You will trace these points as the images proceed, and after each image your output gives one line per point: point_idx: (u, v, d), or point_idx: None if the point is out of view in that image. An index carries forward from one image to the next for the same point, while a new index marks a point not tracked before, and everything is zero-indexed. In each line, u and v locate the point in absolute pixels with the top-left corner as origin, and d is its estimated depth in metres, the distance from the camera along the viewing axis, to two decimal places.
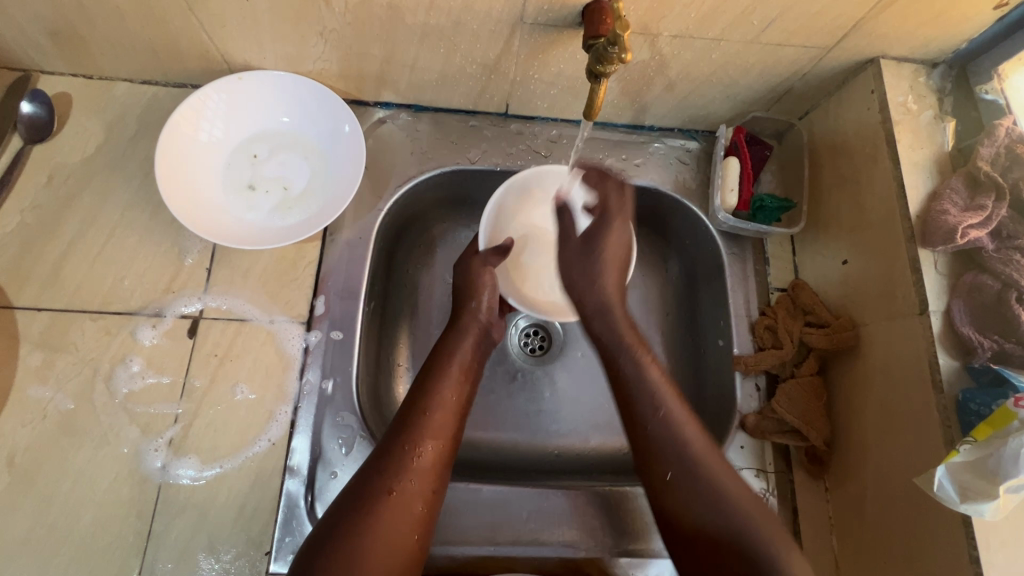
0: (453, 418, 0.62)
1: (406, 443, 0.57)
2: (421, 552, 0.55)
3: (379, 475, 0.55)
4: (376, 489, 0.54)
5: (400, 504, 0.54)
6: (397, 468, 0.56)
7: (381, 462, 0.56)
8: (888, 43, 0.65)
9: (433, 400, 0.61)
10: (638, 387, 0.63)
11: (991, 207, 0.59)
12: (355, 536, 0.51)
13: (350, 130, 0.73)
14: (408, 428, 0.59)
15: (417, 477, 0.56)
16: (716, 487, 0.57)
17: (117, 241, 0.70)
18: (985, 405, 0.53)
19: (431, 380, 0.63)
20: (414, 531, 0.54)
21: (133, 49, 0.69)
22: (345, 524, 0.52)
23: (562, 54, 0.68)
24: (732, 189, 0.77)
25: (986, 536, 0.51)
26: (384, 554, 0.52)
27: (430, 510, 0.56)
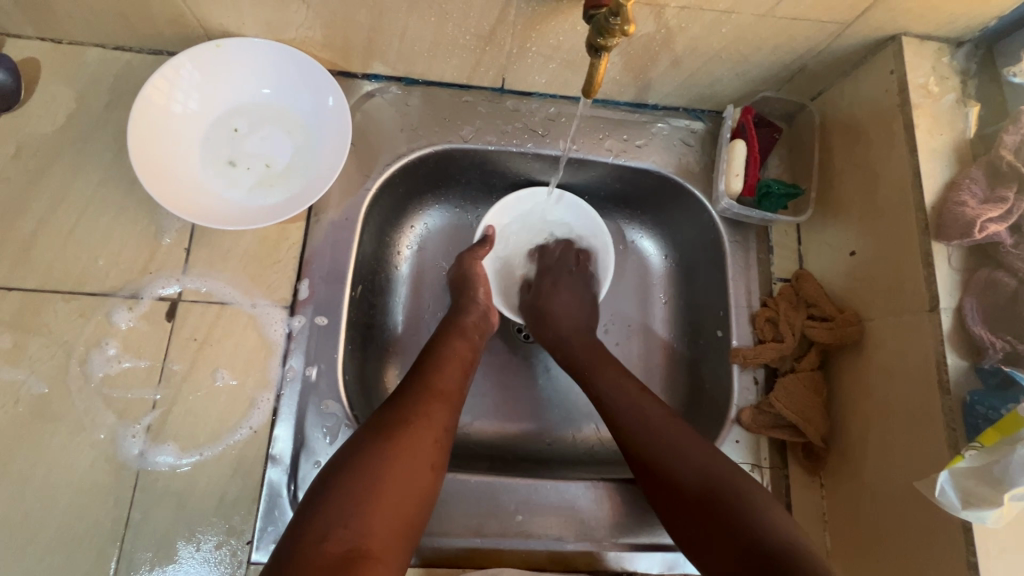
0: (461, 373, 0.66)
1: (422, 386, 0.61)
2: (433, 488, 0.55)
3: (398, 410, 0.58)
4: (395, 420, 0.57)
5: (417, 435, 0.56)
6: (415, 405, 0.58)
7: (400, 402, 0.59)
8: (912, 19, 0.61)
9: (445, 357, 0.66)
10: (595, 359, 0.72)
11: (1012, 200, 0.55)
12: (377, 458, 0.53)
13: (334, 104, 0.69)
14: (424, 376, 0.62)
15: (432, 415, 0.58)
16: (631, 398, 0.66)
17: (90, 218, 0.67)
18: (994, 408, 0.51)
19: (443, 340, 0.68)
20: (429, 463, 0.55)
21: (103, 12, 0.64)
22: (368, 449, 0.54)
23: (561, 25, 0.63)
24: (738, 173, 0.73)
25: (986, 543, 0.50)
26: (401, 478, 0.53)
27: (441, 445, 0.58)
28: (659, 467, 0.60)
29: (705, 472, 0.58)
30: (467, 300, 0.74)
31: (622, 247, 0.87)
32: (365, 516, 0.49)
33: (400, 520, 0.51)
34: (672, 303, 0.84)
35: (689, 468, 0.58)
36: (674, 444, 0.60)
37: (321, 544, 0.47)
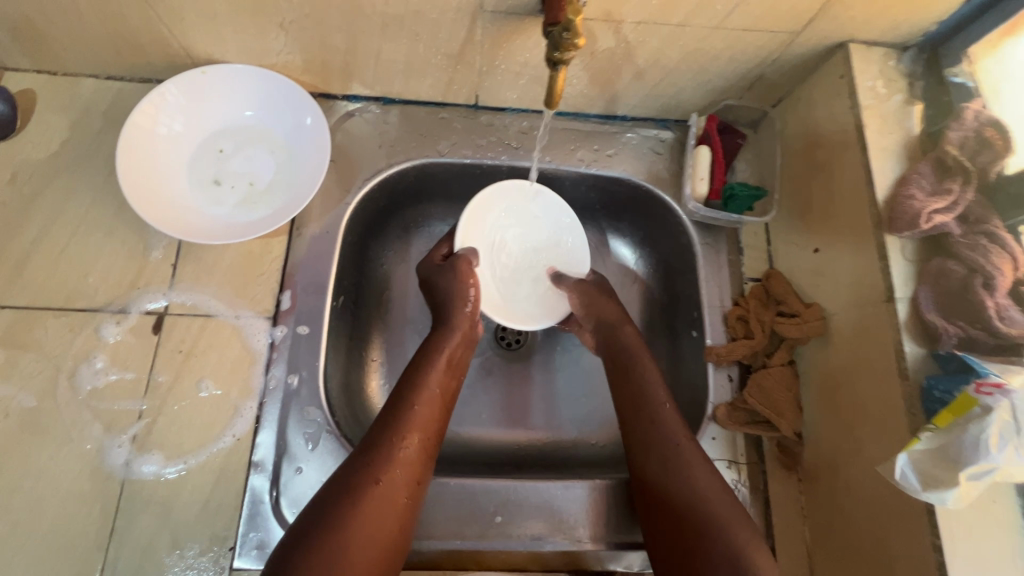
0: (436, 411, 0.64)
1: (395, 431, 0.59)
2: (402, 546, 0.55)
3: (366, 464, 0.56)
4: (360, 481, 0.55)
5: (386, 495, 0.55)
6: (384, 459, 0.57)
7: (370, 452, 0.57)
8: (857, 26, 0.64)
9: (419, 396, 0.63)
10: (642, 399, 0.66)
11: (957, 192, 0.58)
12: (341, 528, 0.51)
13: (313, 123, 0.73)
14: (394, 422, 0.60)
15: (401, 470, 0.57)
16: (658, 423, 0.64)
17: (81, 238, 0.70)
18: (949, 391, 0.52)
19: (416, 375, 0.65)
20: (397, 522, 0.55)
21: (95, 43, 0.68)
22: (332, 515, 0.52)
23: (525, 43, 0.67)
24: (702, 176, 0.77)
25: (949, 525, 0.51)
26: (366, 545, 0.52)
27: (415, 496, 0.57)
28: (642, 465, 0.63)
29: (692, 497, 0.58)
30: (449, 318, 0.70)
31: (600, 253, 0.89)
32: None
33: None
34: (649, 307, 0.86)
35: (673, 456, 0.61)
36: (683, 467, 0.60)
37: None
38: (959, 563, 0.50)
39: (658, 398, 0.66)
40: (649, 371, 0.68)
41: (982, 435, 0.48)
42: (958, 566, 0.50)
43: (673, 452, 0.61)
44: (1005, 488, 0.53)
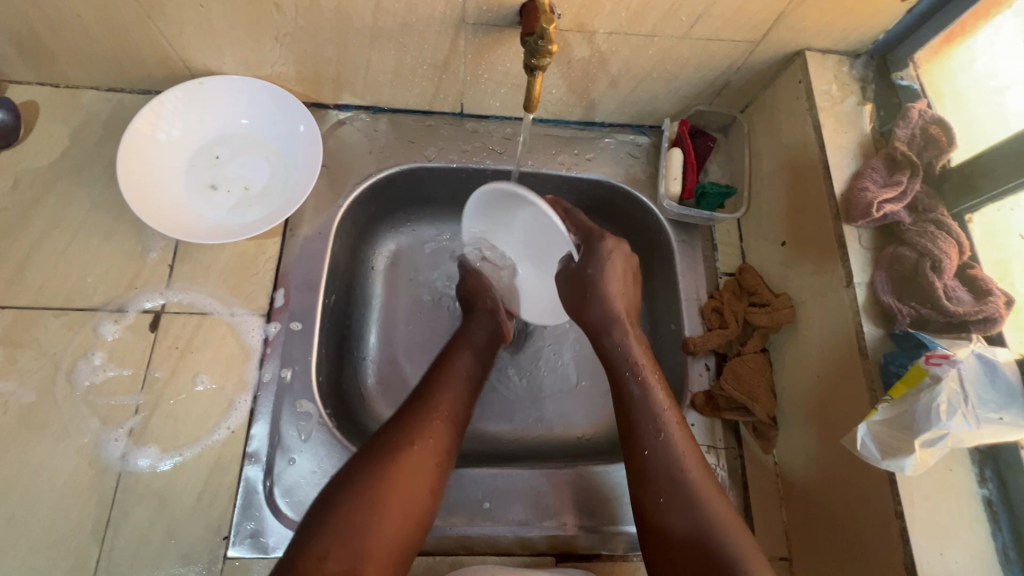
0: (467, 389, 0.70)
1: (432, 398, 0.65)
2: (432, 506, 0.59)
3: (407, 423, 0.62)
4: (392, 462, 0.57)
5: (414, 481, 0.57)
6: (419, 421, 0.62)
7: (407, 415, 0.63)
8: (811, 35, 0.70)
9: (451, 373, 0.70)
10: (644, 411, 0.64)
11: (905, 183, 0.63)
12: (386, 469, 0.57)
13: (306, 130, 0.77)
14: (432, 394, 0.66)
15: (434, 435, 0.62)
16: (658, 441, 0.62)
17: (81, 240, 0.73)
18: (903, 365, 0.56)
19: (438, 384, 0.68)
20: (428, 480, 0.59)
21: (98, 56, 0.72)
22: (370, 474, 0.56)
23: (506, 53, 0.71)
24: (675, 177, 0.81)
25: (909, 491, 0.54)
26: (407, 494, 0.56)
27: (447, 464, 0.62)
28: (643, 482, 0.61)
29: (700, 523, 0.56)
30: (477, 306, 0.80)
31: None
32: (360, 535, 0.52)
33: (399, 538, 0.54)
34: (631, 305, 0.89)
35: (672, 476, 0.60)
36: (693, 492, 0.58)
37: (324, 560, 0.50)
38: (918, 527, 0.53)
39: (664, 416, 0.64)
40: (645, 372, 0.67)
41: (933, 402, 0.51)
42: (918, 529, 0.53)
43: (676, 476, 0.59)
44: (961, 455, 0.57)
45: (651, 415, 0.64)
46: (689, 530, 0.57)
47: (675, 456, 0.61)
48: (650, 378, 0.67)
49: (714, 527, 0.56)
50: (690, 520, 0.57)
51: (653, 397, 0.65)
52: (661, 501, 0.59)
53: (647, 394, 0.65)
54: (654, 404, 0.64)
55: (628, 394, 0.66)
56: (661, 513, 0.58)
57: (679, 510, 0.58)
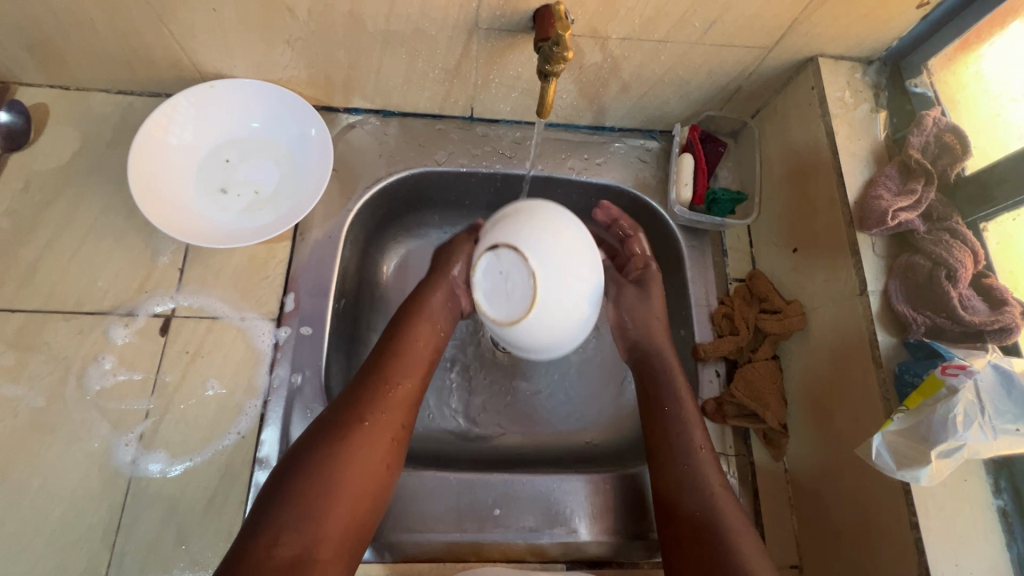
0: (425, 360, 0.70)
1: (379, 379, 0.65)
2: (389, 482, 0.61)
3: (349, 408, 0.61)
4: (329, 454, 0.57)
5: (360, 471, 0.58)
6: (370, 404, 0.62)
7: (352, 400, 0.63)
8: (825, 41, 0.69)
9: (403, 346, 0.69)
10: (671, 402, 0.69)
11: (920, 191, 0.63)
12: (330, 462, 0.57)
13: (317, 134, 0.77)
14: (384, 366, 0.66)
15: (388, 410, 0.63)
16: (680, 427, 0.67)
17: (91, 244, 0.73)
18: (918, 375, 0.55)
19: (388, 362, 0.67)
20: (384, 460, 0.61)
21: (109, 59, 0.72)
22: (312, 464, 0.57)
23: (518, 58, 0.71)
24: (686, 183, 0.80)
25: (925, 502, 0.54)
26: (357, 483, 0.58)
27: (398, 444, 0.63)
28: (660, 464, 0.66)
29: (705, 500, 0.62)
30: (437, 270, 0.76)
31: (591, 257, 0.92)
32: (316, 519, 0.54)
33: (351, 523, 0.57)
34: None
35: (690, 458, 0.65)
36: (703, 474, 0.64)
37: (272, 549, 0.52)
38: (934, 537, 0.53)
39: (687, 407, 0.68)
40: (673, 369, 0.72)
41: (949, 413, 0.51)
42: (933, 539, 0.53)
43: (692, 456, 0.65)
44: (976, 466, 0.56)
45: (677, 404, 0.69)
46: (700, 508, 0.61)
47: (694, 442, 0.66)
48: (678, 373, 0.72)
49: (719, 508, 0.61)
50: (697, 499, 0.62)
51: (680, 391, 0.70)
52: (672, 481, 0.65)
53: (677, 387, 0.70)
54: (680, 397, 0.69)
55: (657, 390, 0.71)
56: (673, 493, 0.64)
57: (688, 489, 0.63)
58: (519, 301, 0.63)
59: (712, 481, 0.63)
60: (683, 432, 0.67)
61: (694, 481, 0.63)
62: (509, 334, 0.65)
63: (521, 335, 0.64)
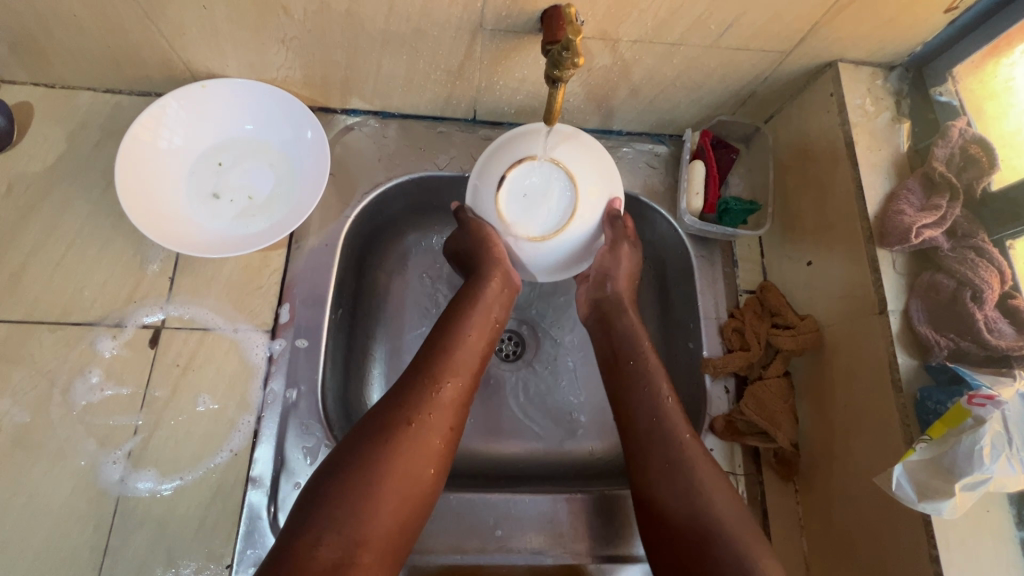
0: (476, 358, 0.65)
1: (428, 375, 0.61)
2: (435, 487, 0.57)
3: (398, 407, 0.58)
4: (378, 453, 0.54)
5: (408, 473, 0.54)
6: (420, 401, 0.58)
7: (401, 397, 0.58)
8: (846, 46, 0.66)
9: (454, 340, 0.64)
10: (645, 391, 0.65)
11: (945, 207, 0.60)
12: (377, 464, 0.53)
13: (313, 136, 0.73)
14: (433, 362, 0.62)
15: (437, 413, 0.59)
16: (658, 418, 0.63)
17: (77, 251, 0.70)
18: (942, 402, 0.53)
19: (438, 357, 0.62)
20: (432, 465, 0.56)
21: (95, 57, 0.68)
22: (358, 464, 0.53)
23: (524, 60, 0.68)
24: (696, 192, 0.78)
25: (946, 535, 0.52)
26: (403, 487, 0.54)
27: (446, 448, 0.58)
28: (640, 458, 0.62)
29: (699, 514, 0.56)
30: (484, 260, 0.69)
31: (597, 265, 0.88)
32: (360, 522, 0.51)
33: (397, 526, 0.53)
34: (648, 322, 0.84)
35: (671, 453, 0.60)
36: (692, 474, 0.59)
37: (313, 550, 0.48)
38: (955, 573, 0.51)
39: (663, 397, 0.65)
40: (646, 354, 0.68)
41: (976, 445, 0.49)
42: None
43: (676, 451, 0.60)
44: (998, 497, 0.54)
45: (651, 391, 0.65)
46: (692, 512, 0.57)
47: (675, 434, 0.62)
48: (649, 357, 0.68)
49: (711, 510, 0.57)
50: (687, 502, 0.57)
51: (654, 380, 0.66)
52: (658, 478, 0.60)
53: (652, 372, 0.67)
54: (656, 384, 0.66)
55: (627, 372, 0.68)
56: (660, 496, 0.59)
57: (676, 491, 0.58)
58: (565, 196, 0.63)
59: (700, 479, 0.59)
60: (663, 424, 0.62)
61: (681, 480, 0.59)
62: (578, 234, 0.66)
63: (564, 243, 0.66)
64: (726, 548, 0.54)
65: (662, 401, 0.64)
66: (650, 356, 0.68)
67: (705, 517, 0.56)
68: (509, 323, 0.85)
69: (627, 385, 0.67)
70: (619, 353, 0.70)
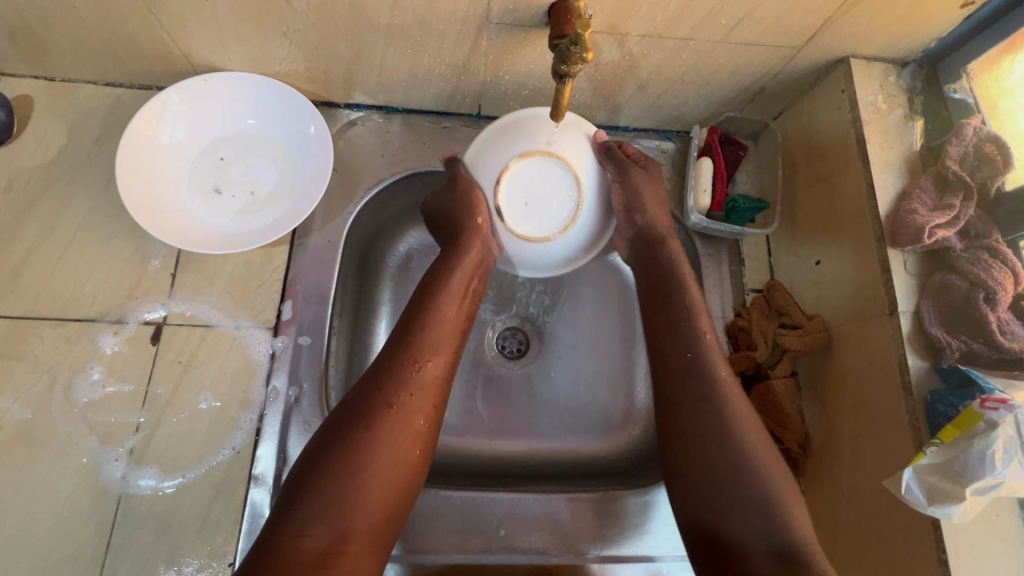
0: (453, 336, 0.64)
1: (406, 355, 0.59)
2: (420, 469, 0.56)
3: (375, 391, 0.56)
4: (356, 437, 0.53)
5: (388, 457, 0.53)
6: (397, 383, 0.57)
7: (380, 380, 0.57)
8: (859, 41, 0.65)
9: (432, 318, 0.63)
10: (685, 328, 0.64)
11: (958, 207, 0.59)
12: (357, 449, 0.52)
13: (316, 131, 0.72)
14: (410, 343, 0.60)
15: (417, 393, 0.58)
16: (697, 360, 0.62)
17: (78, 247, 0.69)
18: (952, 406, 0.53)
19: (417, 336, 0.61)
20: (416, 446, 0.56)
21: (96, 50, 0.67)
22: (336, 450, 0.52)
23: (531, 54, 0.67)
24: (704, 189, 0.77)
25: (955, 539, 0.51)
26: (386, 471, 0.53)
27: (428, 428, 0.57)
28: (677, 400, 0.61)
29: (735, 458, 0.56)
30: (462, 234, 0.67)
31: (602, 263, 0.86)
32: (344, 510, 0.50)
33: (383, 511, 0.52)
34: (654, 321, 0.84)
35: (704, 394, 0.60)
36: (730, 419, 0.58)
37: (298, 542, 0.47)
38: None
39: (706, 340, 0.63)
40: (688, 290, 0.67)
41: (988, 449, 0.49)
42: None
43: (710, 389, 0.60)
44: (1009, 501, 0.53)
45: (693, 330, 0.64)
46: (725, 455, 0.56)
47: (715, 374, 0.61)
48: (693, 292, 0.67)
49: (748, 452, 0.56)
50: (722, 446, 0.57)
51: (696, 320, 0.65)
52: (693, 421, 0.59)
53: (692, 311, 0.65)
54: (696, 322, 0.64)
55: (667, 308, 0.66)
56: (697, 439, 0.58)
57: (707, 432, 0.58)
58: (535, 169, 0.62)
59: (739, 423, 0.58)
60: (702, 364, 0.61)
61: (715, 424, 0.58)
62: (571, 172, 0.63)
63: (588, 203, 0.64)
64: (763, 489, 0.53)
65: (703, 341, 0.63)
66: (690, 291, 0.67)
67: (743, 457, 0.55)
68: (512, 320, 0.85)
69: (668, 323, 0.65)
70: (657, 288, 0.68)
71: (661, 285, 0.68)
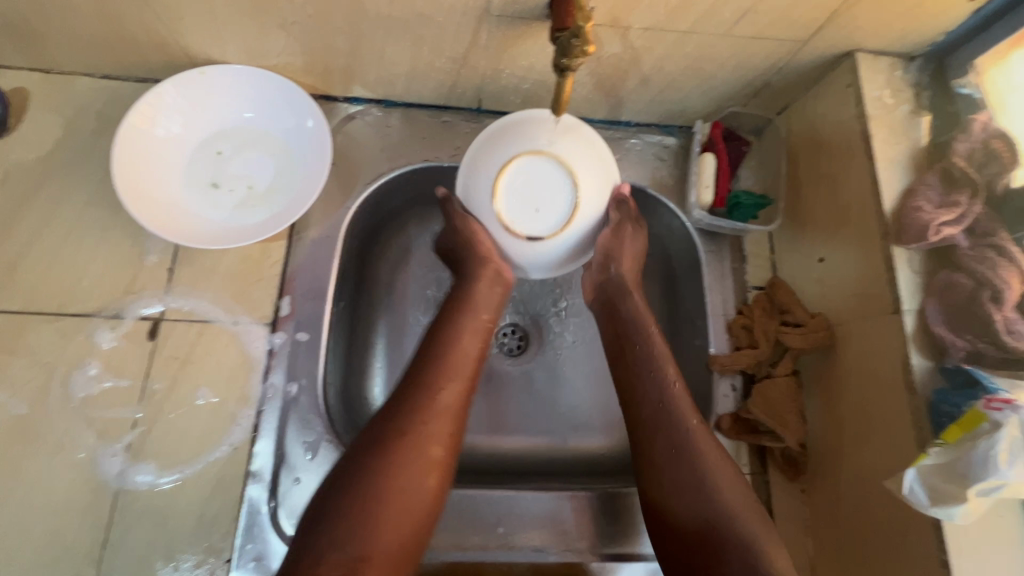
0: (471, 363, 0.63)
1: (419, 384, 0.59)
2: (439, 499, 0.55)
3: (390, 420, 0.56)
4: (369, 466, 0.52)
5: (403, 487, 0.52)
6: (411, 410, 0.56)
7: (394, 409, 0.57)
8: (866, 35, 0.64)
9: (447, 347, 0.62)
10: (647, 372, 0.63)
11: (964, 204, 0.57)
12: (371, 477, 0.52)
13: (314, 125, 0.72)
14: (425, 372, 0.60)
15: (433, 421, 0.57)
16: (662, 410, 0.60)
17: (74, 241, 0.68)
18: (957, 406, 0.52)
19: (431, 364, 0.60)
20: (433, 475, 0.54)
21: (91, 42, 0.67)
22: (351, 480, 0.52)
23: (532, 47, 0.66)
24: (706, 185, 0.76)
25: (957, 542, 0.51)
26: (401, 501, 0.52)
27: (444, 457, 0.56)
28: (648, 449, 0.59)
29: (712, 508, 0.54)
30: (474, 269, 0.67)
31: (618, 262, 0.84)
32: (362, 537, 0.49)
33: (402, 542, 0.51)
34: None
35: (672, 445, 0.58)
36: (706, 467, 0.56)
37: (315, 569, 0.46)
38: None
39: (672, 385, 0.62)
40: (653, 338, 0.65)
41: (992, 450, 0.48)
42: None
43: (682, 437, 0.58)
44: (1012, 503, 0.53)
45: (661, 373, 0.62)
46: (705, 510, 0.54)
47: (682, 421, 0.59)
48: (656, 338, 0.66)
49: (726, 506, 0.54)
50: (697, 498, 0.55)
51: (661, 363, 0.63)
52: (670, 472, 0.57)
53: (661, 355, 0.64)
54: (660, 364, 0.63)
55: (631, 356, 0.65)
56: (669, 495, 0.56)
57: (677, 484, 0.56)
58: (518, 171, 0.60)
59: (715, 475, 0.56)
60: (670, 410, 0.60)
61: (689, 475, 0.56)
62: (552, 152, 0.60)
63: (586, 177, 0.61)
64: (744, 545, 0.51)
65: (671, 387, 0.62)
66: (655, 340, 0.65)
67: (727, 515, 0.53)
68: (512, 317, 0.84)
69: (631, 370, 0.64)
70: (620, 328, 0.67)
71: (626, 333, 0.66)
